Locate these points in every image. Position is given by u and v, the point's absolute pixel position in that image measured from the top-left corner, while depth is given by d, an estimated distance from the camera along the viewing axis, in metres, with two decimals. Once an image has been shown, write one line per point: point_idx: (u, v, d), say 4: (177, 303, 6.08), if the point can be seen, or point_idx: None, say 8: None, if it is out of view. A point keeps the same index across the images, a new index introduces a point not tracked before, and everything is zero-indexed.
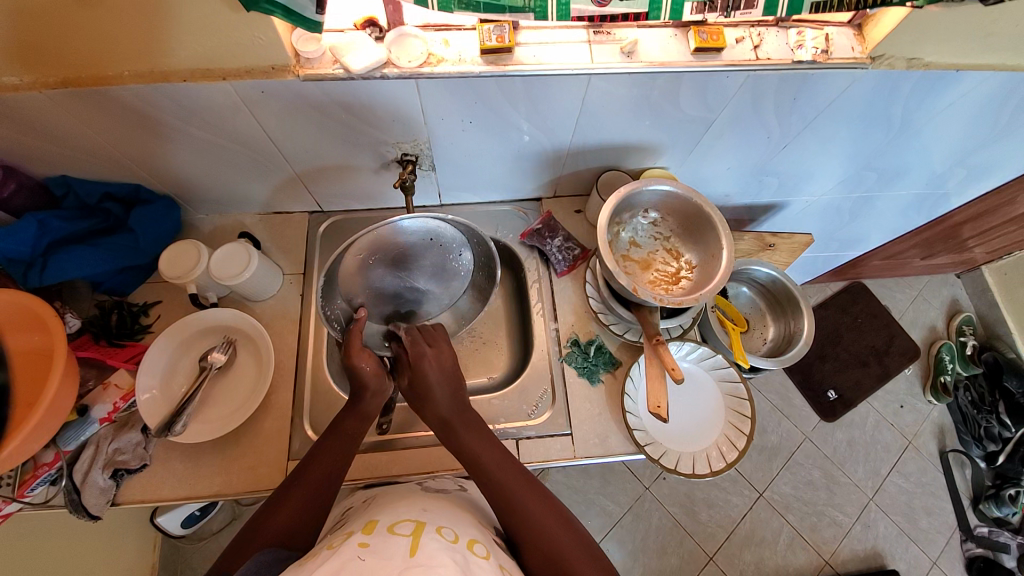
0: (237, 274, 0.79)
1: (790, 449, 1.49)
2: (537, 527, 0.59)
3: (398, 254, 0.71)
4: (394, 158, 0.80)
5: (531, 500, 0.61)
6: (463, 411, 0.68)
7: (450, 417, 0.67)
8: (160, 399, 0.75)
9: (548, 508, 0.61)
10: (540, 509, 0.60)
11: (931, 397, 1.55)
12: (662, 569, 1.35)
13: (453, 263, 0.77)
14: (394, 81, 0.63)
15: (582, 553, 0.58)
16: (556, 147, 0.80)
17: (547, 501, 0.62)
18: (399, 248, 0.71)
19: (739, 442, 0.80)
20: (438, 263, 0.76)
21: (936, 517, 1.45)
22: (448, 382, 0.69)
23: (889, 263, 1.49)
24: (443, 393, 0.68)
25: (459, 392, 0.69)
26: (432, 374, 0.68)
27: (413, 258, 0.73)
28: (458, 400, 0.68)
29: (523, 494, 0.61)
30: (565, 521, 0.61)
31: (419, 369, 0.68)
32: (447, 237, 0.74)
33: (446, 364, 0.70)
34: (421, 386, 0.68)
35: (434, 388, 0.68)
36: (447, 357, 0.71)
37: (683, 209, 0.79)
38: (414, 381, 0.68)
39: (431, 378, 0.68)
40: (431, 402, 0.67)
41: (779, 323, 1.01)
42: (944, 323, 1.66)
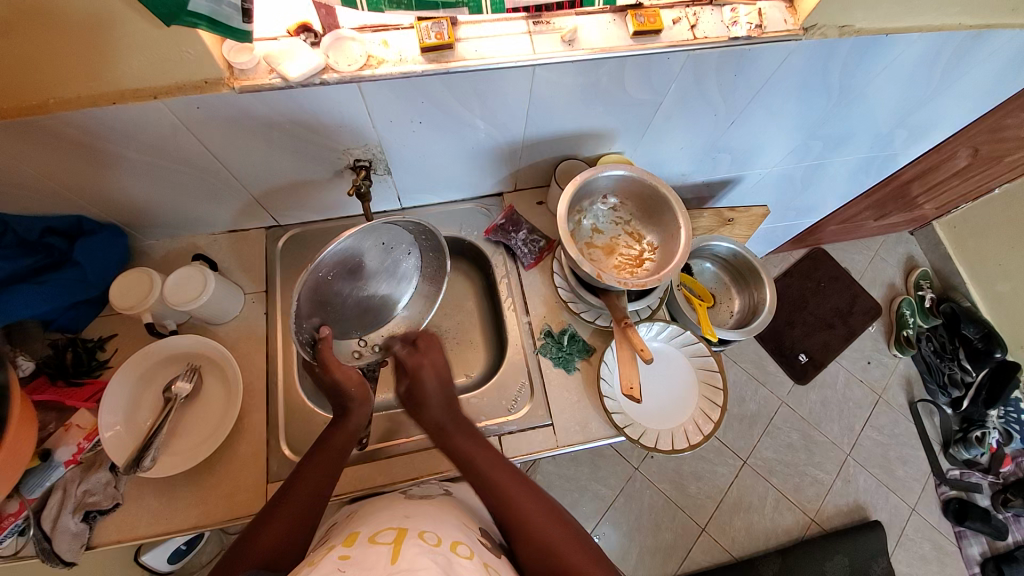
0: (194, 298, 0.76)
1: (768, 415, 1.53)
2: (534, 526, 0.59)
3: (356, 263, 0.70)
4: (347, 165, 0.79)
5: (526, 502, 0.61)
6: (455, 415, 0.69)
7: (444, 424, 0.68)
8: (127, 434, 0.73)
9: (542, 505, 0.61)
10: (536, 510, 0.60)
11: (897, 350, 1.62)
12: (658, 546, 1.39)
13: (398, 259, 0.77)
14: (336, 86, 0.62)
15: (579, 550, 0.57)
16: (510, 141, 0.80)
17: (539, 497, 0.62)
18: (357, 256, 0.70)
19: (714, 414, 0.82)
20: (385, 264, 0.75)
21: (911, 465, 1.52)
22: (441, 385, 0.71)
23: (845, 227, 1.55)
24: (438, 401, 0.70)
25: (451, 394, 0.71)
26: (426, 376, 0.71)
27: (367, 262, 0.72)
28: (452, 400, 0.71)
29: (516, 494, 0.61)
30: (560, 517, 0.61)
31: (415, 379, 0.71)
32: (398, 240, 0.74)
33: (441, 370, 0.73)
34: (417, 391, 0.70)
35: (428, 390, 0.70)
36: (439, 362, 0.73)
37: (640, 191, 0.80)
38: (410, 385, 0.71)
39: (425, 382, 0.71)
40: (427, 407, 0.69)
41: (743, 294, 1.04)
42: (902, 279, 1.73)
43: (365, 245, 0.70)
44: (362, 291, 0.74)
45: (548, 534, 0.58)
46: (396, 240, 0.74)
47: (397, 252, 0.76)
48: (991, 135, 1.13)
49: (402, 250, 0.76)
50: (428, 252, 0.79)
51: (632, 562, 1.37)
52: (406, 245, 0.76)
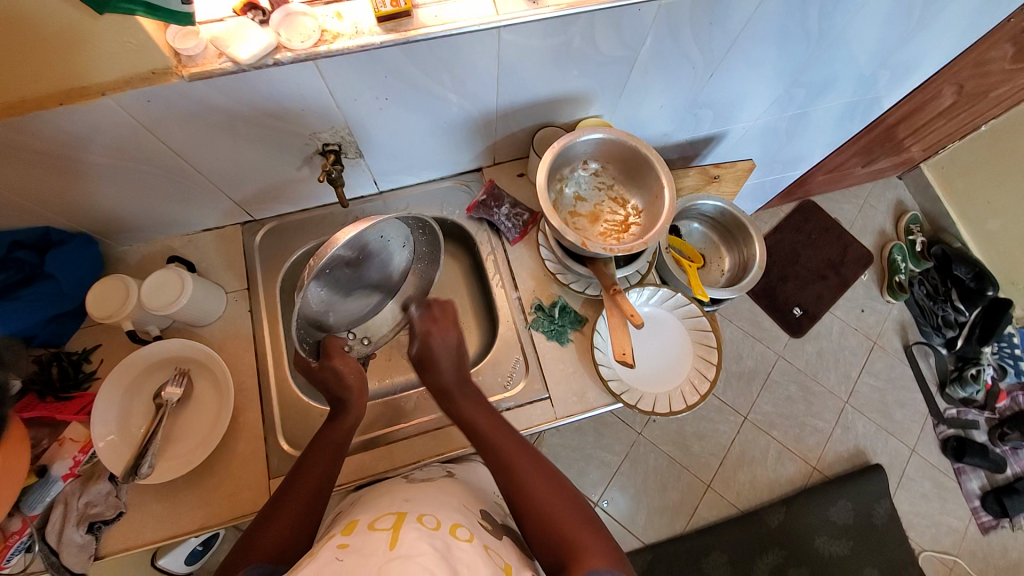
0: (171, 303, 0.74)
1: (766, 371, 1.55)
2: (538, 499, 0.59)
3: (357, 253, 0.71)
4: (316, 150, 0.76)
5: (530, 475, 0.61)
6: (464, 383, 0.70)
7: (452, 387, 0.69)
8: (121, 442, 0.72)
9: (549, 482, 0.61)
10: (539, 481, 0.61)
11: (890, 296, 1.62)
12: (665, 506, 1.41)
13: (395, 253, 0.79)
14: (292, 67, 0.59)
15: (578, 520, 0.57)
16: (483, 111, 0.77)
17: (547, 474, 0.62)
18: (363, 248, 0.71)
19: (710, 372, 0.82)
20: (381, 257, 0.77)
21: (908, 408, 1.55)
22: (451, 350, 0.72)
23: (833, 176, 1.53)
24: (447, 363, 0.71)
25: (461, 359, 0.72)
26: (436, 340, 0.72)
27: (363, 256, 0.72)
28: (459, 360, 0.72)
29: (526, 472, 0.61)
30: (568, 493, 0.61)
31: (425, 343, 0.71)
32: (393, 235, 0.75)
33: (451, 338, 0.73)
34: (425, 358, 0.71)
35: (437, 357, 0.71)
36: (450, 335, 0.73)
37: (621, 154, 0.78)
38: (421, 352, 0.72)
39: (433, 347, 0.71)
40: (436, 370, 0.70)
41: (733, 252, 1.03)
42: (893, 225, 1.73)
43: (364, 242, 0.70)
44: (359, 284, 0.76)
45: (553, 509, 0.58)
46: (392, 235, 0.75)
47: (393, 247, 0.78)
48: (976, 70, 1.11)
49: (399, 242, 0.78)
50: (422, 245, 0.83)
51: (641, 524, 1.40)
52: (402, 239, 0.78)
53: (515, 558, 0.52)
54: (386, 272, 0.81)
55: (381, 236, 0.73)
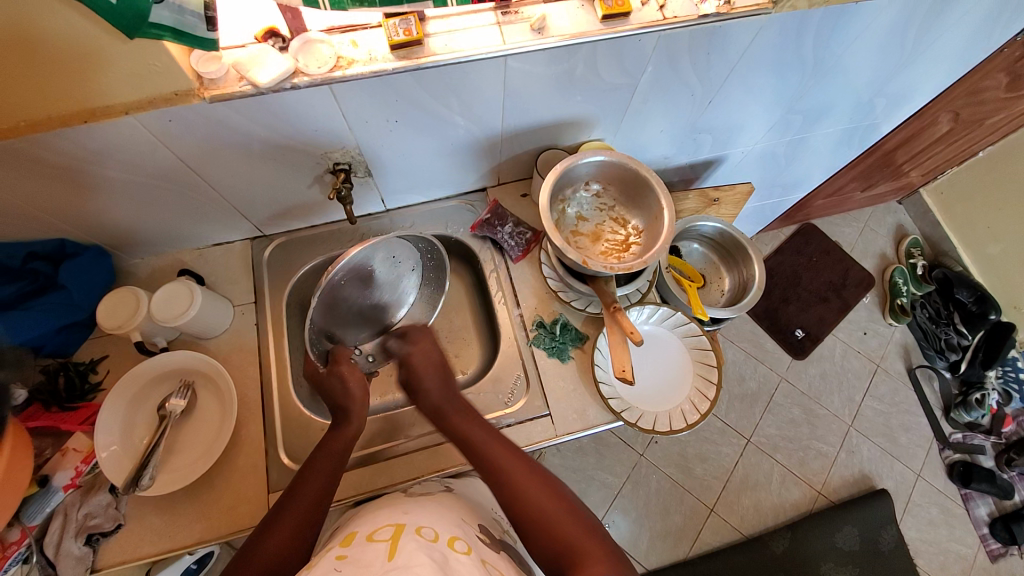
0: (179, 316, 0.75)
1: (769, 392, 1.54)
2: (531, 503, 0.59)
3: (366, 273, 0.76)
4: (327, 169, 0.78)
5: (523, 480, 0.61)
6: (452, 397, 0.71)
7: (441, 404, 0.70)
8: (124, 452, 0.72)
9: (541, 484, 0.61)
10: (531, 484, 0.61)
11: (892, 319, 1.62)
12: (668, 529, 1.39)
13: (403, 276, 0.83)
14: (308, 90, 0.62)
15: (574, 522, 0.57)
16: (489, 134, 0.80)
17: (539, 476, 0.62)
18: (371, 269, 0.76)
19: (710, 391, 0.82)
20: (390, 278, 0.81)
21: (914, 432, 1.53)
22: (438, 372, 0.73)
23: (833, 199, 1.55)
24: (435, 381, 0.72)
25: (449, 381, 0.72)
26: (420, 367, 0.73)
27: (373, 271, 0.77)
28: (449, 387, 0.72)
29: (517, 475, 0.61)
30: (560, 494, 0.61)
31: (408, 367, 0.73)
32: (403, 256, 0.80)
33: (432, 358, 0.74)
34: (413, 377, 0.72)
35: (424, 377, 0.72)
36: (432, 353, 0.74)
37: (622, 176, 0.80)
38: (407, 375, 0.73)
39: (418, 369, 0.72)
40: (424, 392, 0.71)
41: (732, 273, 1.04)
42: (893, 248, 1.74)
43: (374, 258, 0.75)
44: (363, 300, 0.79)
45: (546, 513, 0.58)
46: (402, 256, 0.80)
47: (402, 269, 0.82)
48: (970, 98, 1.13)
49: (408, 265, 0.82)
50: (429, 270, 0.86)
51: (643, 547, 1.37)
52: (411, 262, 0.82)
53: (511, 572, 0.52)
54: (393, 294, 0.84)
55: (390, 258, 0.78)
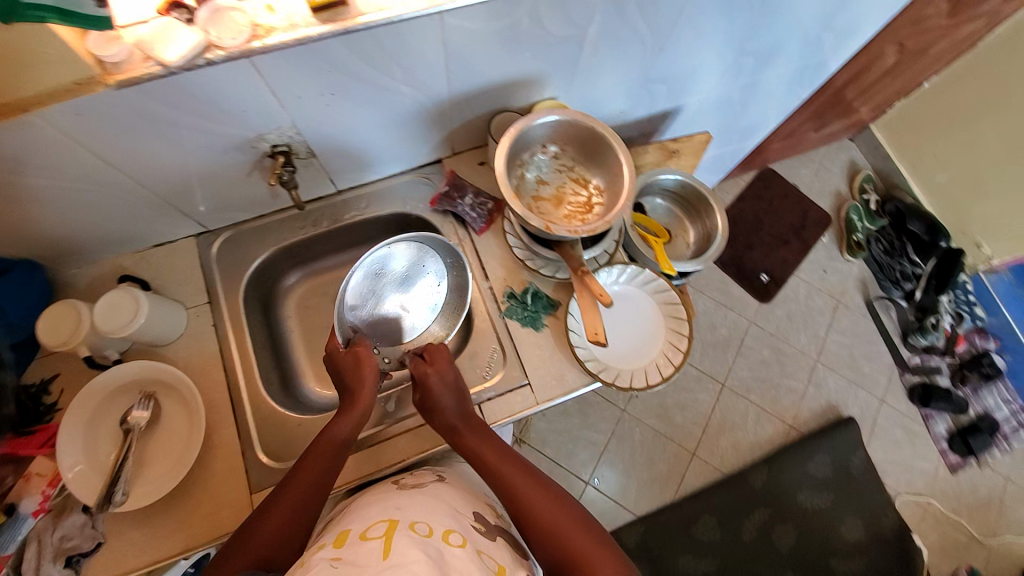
0: (125, 326, 0.71)
1: (739, 337, 1.59)
2: (542, 517, 0.61)
3: (399, 275, 0.84)
4: (265, 152, 0.73)
5: (534, 497, 0.62)
6: (465, 416, 0.69)
7: (457, 425, 0.69)
8: (91, 471, 0.69)
9: (551, 497, 0.63)
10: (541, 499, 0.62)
11: (849, 255, 1.69)
12: (653, 477, 1.45)
13: (428, 279, 0.85)
14: (225, 65, 0.56)
15: (583, 533, 0.59)
16: (436, 101, 0.76)
17: (548, 489, 0.64)
18: (405, 273, 0.84)
19: (682, 343, 0.84)
20: (416, 281, 0.85)
21: (874, 360, 1.62)
22: (454, 392, 0.70)
23: (789, 142, 1.57)
24: (450, 402, 0.69)
25: (463, 397, 0.71)
26: (437, 389, 0.70)
27: (401, 273, 0.84)
28: (462, 403, 0.70)
29: (529, 492, 0.63)
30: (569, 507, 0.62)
31: (426, 390, 0.70)
32: (424, 259, 0.85)
33: (448, 378, 0.71)
34: (427, 399, 0.70)
35: (441, 400, 0.69)
36: (448, 373, 0.72)
37: (578, 134, 0.78)
38: (423, 397, 0.70)
39: (433, 389, 0.70)
40: (440, 412, 0.69)
41: (696, 224, 1.06)
42: (848, 186, 1.79)
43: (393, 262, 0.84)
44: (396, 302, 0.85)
45: (557, 527, 0.60)
46: (423, 259, 0.84)
47: (427, 273, 0.85)
48: (914, 28, 1.14)
49: (430, 270, 0.85)
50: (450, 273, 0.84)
51: (632, 496, 1.43)
52: (433, 265, 0.85)
53: (509, 560, 0.53)
54: (421, 301, 0.85)
55: (420, 263, 0.85)
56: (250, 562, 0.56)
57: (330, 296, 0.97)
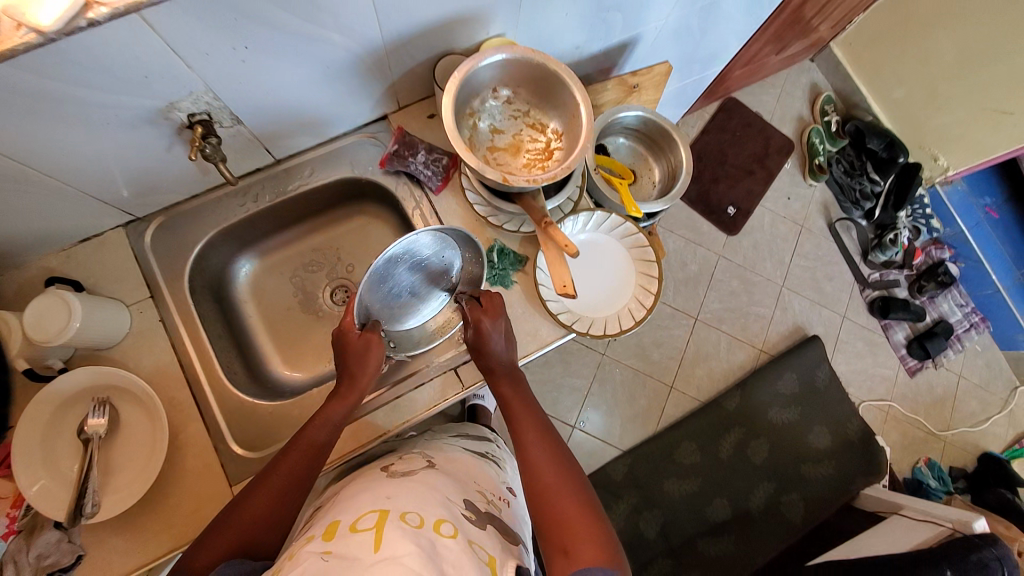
0: (59, 332, 0.65)
1: (709, 271, 1.62)
2: (537, 473, 0.62)
3: (414, 266, 0.73)
4: (183, 122, 0.65)
5: (537, 452, 0.64)
6: (509, 363, 0.72)
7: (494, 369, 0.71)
8: (54, 486, 0.66)
9: (551, 456, 0.64)
10: (542, 456, 0.64)
11: (811, 180, 1.70)
12: (636, 413, 1.51)
13: (443, 273, 0.76)
14: (113, 25, 0.48)
15: (572, 499, 0.59)
16: (370, 49, 0.68)
17: (552, 448, 0.65)
18: (425, 261, 0.73)
19: (652, 285, 0.84)
20: (432, 273, 0.75)
21: (837, 279, 1.68)
22: (503, 335, 0.72)
23: (750, 67, 1.52)
24: (498, 345, 0.71)
25: (511, 344, 0.72)
26: (489, 329, 0.71)
27: (417, 264, 0.73)
28: (511, 351, 0.72)
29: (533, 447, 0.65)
30: (568, 471, 0.63)
31: (478, 331, 0.70)
32: (446, 253, 0.74)
33: (503, 328, 0.72)
34: (476, 341, 0.71)
35: (491, 342, 0.71)
36: (501, 324, 0.72)
37: (530, 74, 0.72)
38: (475, 336, 0.71)
39: (485, 332, 0.71)
40: (487, 354, 0.71)
41: (661, 162, 1.03)
42: (810, 109, 1.77)
43: (415, 253, 0.71)
44: (405, 291, 0.75)
45: (548, 489, 0.60)
46: (445, 253, 0.74)
47: (445, 267, 0.75)
48: None
49: (448, 263, 0.75)
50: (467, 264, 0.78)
51: (617, 433, 1.49)
52: (453, 260, 0.75)
53: (498, 547, 0.54)
54: (430, 292, 0.76)
55: (444, 254, 0.74)
56: (233, 548, 0.55)
57: (287, 275, 0.92)
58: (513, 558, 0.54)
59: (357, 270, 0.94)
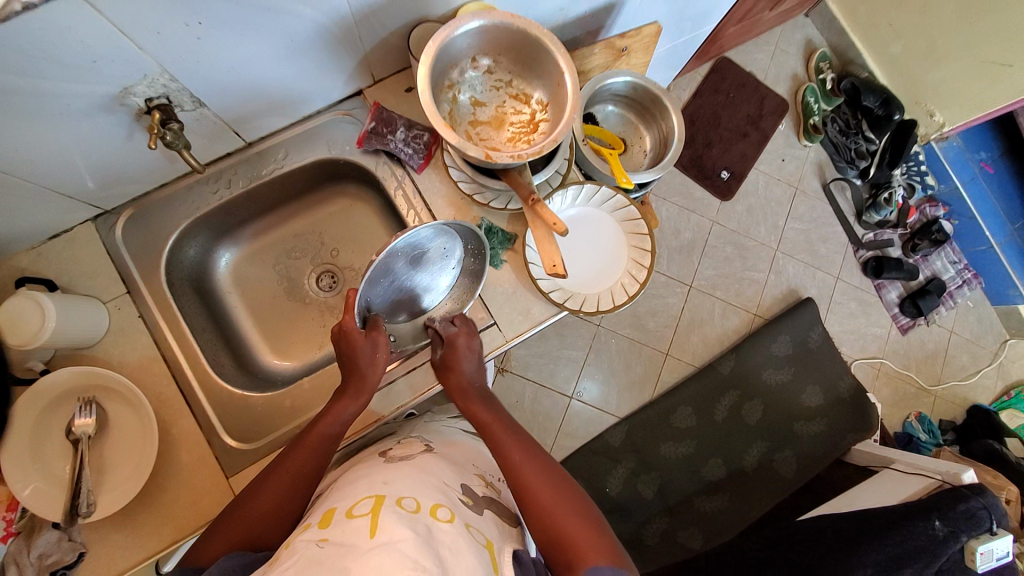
0: (35, 336, 0.63)
1: (703, 238, 1.60)
2: (534, 490, 0.60)
3: (414, 259, 0.69)
4: (141, 109, 0.61)
5: (531, 471, 0.62)
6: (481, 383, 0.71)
7: (471, 387, 0.70)
8: (49, 488, 0.65)
9: (542, 473, 0.62)
10: (534, 474, 0.62)
11: (806, 140, 1.66)
12: (632, 382, 1.52)
13: (443, 267, 0.72)
14: (48, 6, 0.44)
15: (576, 515, 0.58)
16: (337, 19, 0.63)
17: (544, 464, 0.64)
18: (425, 252, 0.69)
19: (645, 259, 0.82)
20: (431, 267, 0.71)
21: (831, 242, 1.66)
22: (475, 355, 0.71)
23: (743, 24, 1.46)
24: (471, 365, 0.71)
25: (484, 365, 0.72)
26: (462, 348, 0.70)
27: (418, 256, 0.69)
28: (482, 374, 0.72)
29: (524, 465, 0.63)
30: (564, 486, 0.62)
31: (451, 349, 0.70)
32: (448, 246, 0.70)
33: (475, 349, 0.71)
34: (451, 359, 0.70)
35: (463, 360, 0.70)
36: (475, 344, 0.72)
37: (511, 40, 0.68)
38: (445, 355, 0.71)
39: (460, 350, 0.70)
40: (459, 372, 0.70)
41: (652, 129, 0.99)
42: (804, 66, 1.71)
43: (417, 246, 0.67)
44: (404, 284, 0.71)
45: (549, 509, 0.59)
46: (447, 247, 0.70)
47: (445, 261, 0.72)
48: None
49: (448, 256, 0.72)
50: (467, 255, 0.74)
51: (614, 403, 1.50)
52: (454, 254, 0.72)
53: (496, 533, 0.54)
54: (428, 286, 0.73)
55: (444, 245, 0.70)
56: (239, 541, 0.56)
57: (270, 263, 0.90)
58: (511, 542, 0.55)
59: (342, 254, 0.91)
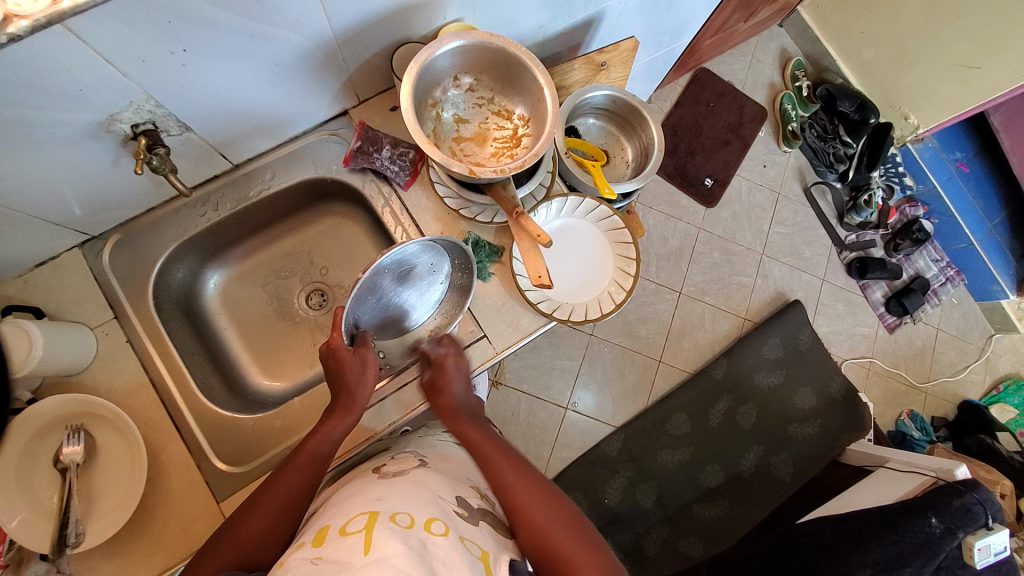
0: (22, 362, 0.63)
1: (690, 245, 1.62)
2: (526, 506, 0.60)
3: (402, 275, 0.70)
4: (128, 135, 0.62)
5: (521, 485, 0.62)
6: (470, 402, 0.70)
7: (459, 408, 0.69)
8: (34, 519, 0.64)
9: (533, 487, 0.62)
10: (525, 488, 0.62)
11: (786, 146, 1.70)
12: (626, 389, 1.52)
13: (431, 284, 0.73)
14: (36, 40, 0.45)
15: (568, 529, 0.59)
16: (320, 43, 0.65)
17: (532, 478, 0.64)
18: (412, 268, 0.71)
19: (630, 268, 0.84)
20: (419, 284, 0.72)
21: (815, 244, 1.69)
22: (463, 375, 0.71)
23: (720, 37, 1.51)
24: (458, 385, 0.70)
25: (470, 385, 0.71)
26: (451, 369, 0.69)
27: (405, 273, 0.70)
28: (470, 394, 0.71)
29: (513, 479, 0.63)
30: (554, 500, 0.62)
31: (439, 371, 0.69)
32: (434, 263, 0.72)
33: (462, 368, 0.71)
34: (439, 381, 0.69)
35: (451, 381, 0.69)
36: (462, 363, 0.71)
37: (491, 59, 0.69)
38: (433, 377, 0.70)
39: (448, 372, 0.69)
40: (447, 393, 0.69)
41: (633, 140, 1.02)
42: (780, 75, 1.76)
43: (404, 262, 0.69)
44: (391, 302, 0.72)
45: (541, 525, 0.59)
46: (433, 263, 0.72)
47: (433, 278, 0.73)
48: None
49: (435, 273, 0.73)
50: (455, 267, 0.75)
51: (609, 412, 1.50)
52: (441, 271, 0.73)
53: (491, 544, 0.54)
54: (416, 303, 0.74)
55: (432, 261, 0.72)
56: (230, 561, 0.55)
57: (260, 283, 0.90)
58: (507, 553, 0.55)
59: (331, 272, 0.92)
